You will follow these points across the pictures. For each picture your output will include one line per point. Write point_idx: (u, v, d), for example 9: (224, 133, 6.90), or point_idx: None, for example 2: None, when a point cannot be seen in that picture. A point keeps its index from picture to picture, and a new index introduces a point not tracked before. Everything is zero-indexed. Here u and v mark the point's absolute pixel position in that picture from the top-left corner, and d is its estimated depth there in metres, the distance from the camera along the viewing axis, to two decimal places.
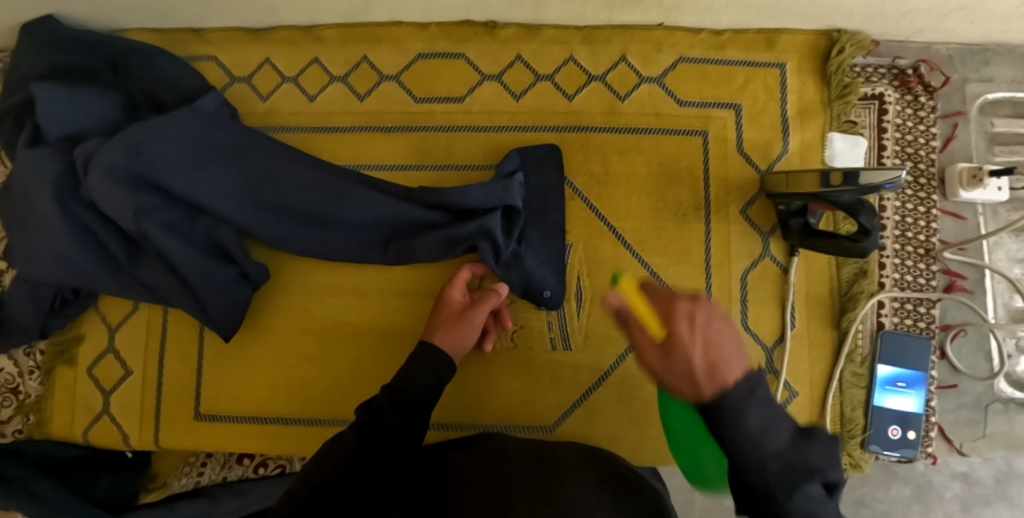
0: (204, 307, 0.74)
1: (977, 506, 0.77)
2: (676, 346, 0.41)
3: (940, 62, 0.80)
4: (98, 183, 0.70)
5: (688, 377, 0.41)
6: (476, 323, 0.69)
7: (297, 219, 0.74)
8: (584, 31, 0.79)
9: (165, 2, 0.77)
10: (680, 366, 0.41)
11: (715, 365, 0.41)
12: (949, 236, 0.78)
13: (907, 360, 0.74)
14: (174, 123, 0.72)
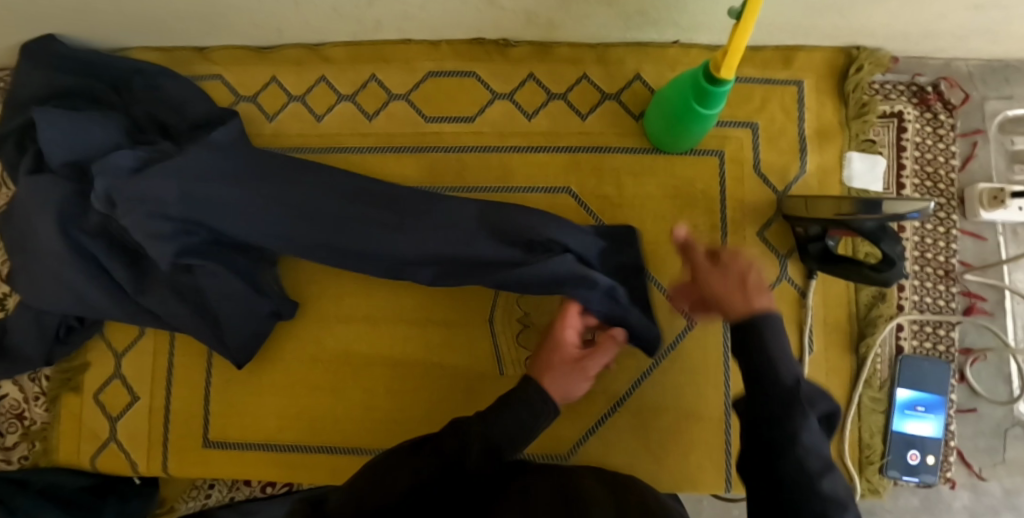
0: (220, 337, 0.73)
1: None
2: (736, 269, 0.53)
3: (961, 79, 0.79)
4: (137, 210, 0.65)
5: (740, 285, 0.52)
6: (589, 372, 0.69)
7: (345, 252, 0.68)
8: (597, 50, 0.78)
9: (169, 21, 0.75)
10: (740, 275, 0.53)
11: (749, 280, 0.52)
12: (970, 259, 0.77)
13: (926, 384, 0.73)
14: (189, 153, 0.68)
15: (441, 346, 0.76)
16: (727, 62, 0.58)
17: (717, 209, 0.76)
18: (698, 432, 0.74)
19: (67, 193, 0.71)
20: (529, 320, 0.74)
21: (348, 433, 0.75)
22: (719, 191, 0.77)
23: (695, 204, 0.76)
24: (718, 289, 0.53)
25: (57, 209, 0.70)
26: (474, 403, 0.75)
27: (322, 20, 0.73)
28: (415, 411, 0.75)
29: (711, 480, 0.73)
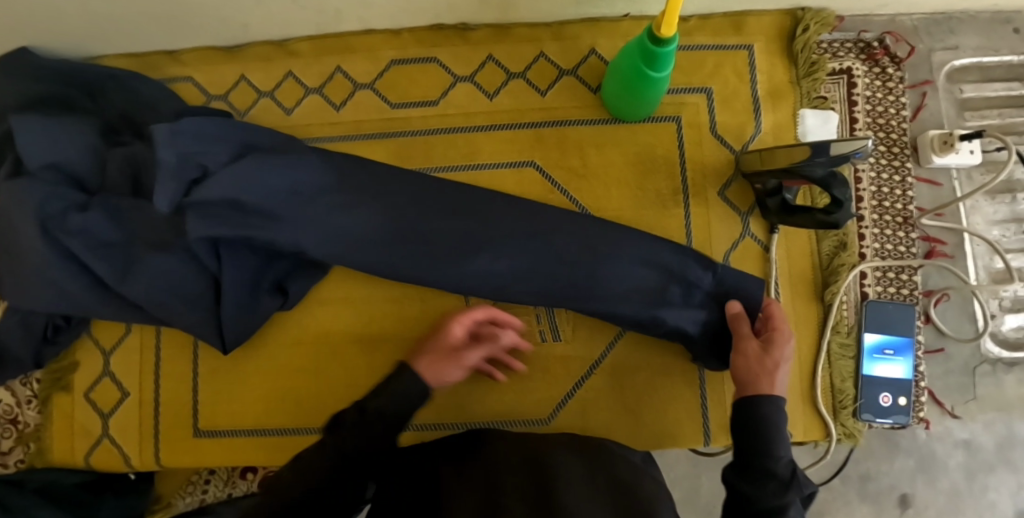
0: (221, 328, 0.75)
1: (981, 473, 0.78)
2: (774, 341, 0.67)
3: (906, 33, 0.82)
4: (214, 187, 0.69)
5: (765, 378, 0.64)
6: (465, 363, 0.69)
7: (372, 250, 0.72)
8: (553, 28, 0.81)
9: (137, 26, 0.77)
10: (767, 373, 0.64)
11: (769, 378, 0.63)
12: (926, 203, 0.79)
13: (892, 328, 0.75)
14: (256, 159, 0.71)
15: (419, 321, 0.78)
16: (668, 19, 0.60)
17: (678, 172, 0.79)
18: (674, 388, 0.76)
19: (43, 196, 0.73)
20: None
21: (333, 412, 0.77)
22: (679, 155, 0.79)
23: (656, 169, 0.79)
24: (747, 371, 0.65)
25: (36, 212, 0.72)
26: None
27: (285, 15, 0.76)
28: None
29: (690, 434, 0.76)
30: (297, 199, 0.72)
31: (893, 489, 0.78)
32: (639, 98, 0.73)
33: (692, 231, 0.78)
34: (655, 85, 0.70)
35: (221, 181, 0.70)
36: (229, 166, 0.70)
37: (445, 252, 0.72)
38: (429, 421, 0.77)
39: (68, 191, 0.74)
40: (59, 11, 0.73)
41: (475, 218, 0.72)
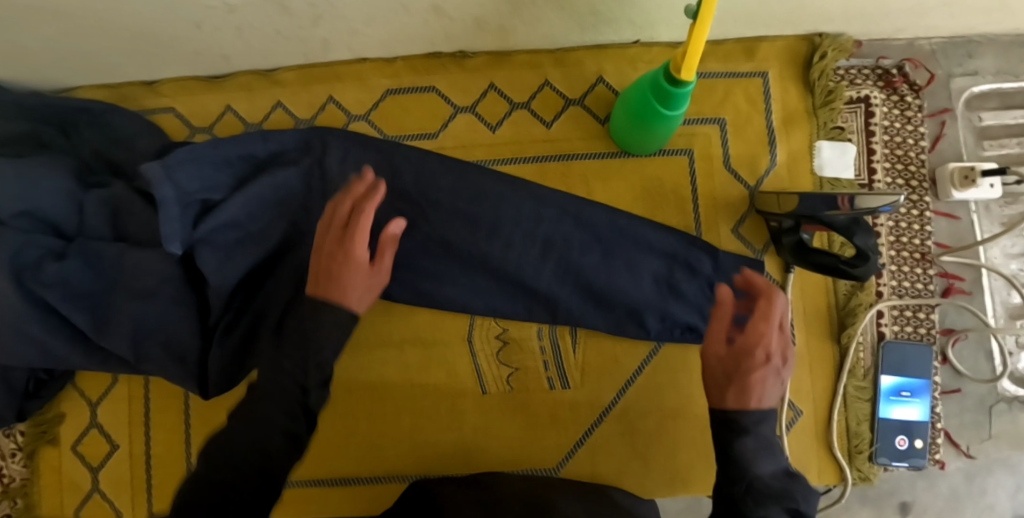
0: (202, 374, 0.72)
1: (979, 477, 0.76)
2: (744, 357, 0.54)
3: (925, 58, 0.78)
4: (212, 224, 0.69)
5: (726, 387, 0.55)
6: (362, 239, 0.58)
7: (399, 274, 0.73)
8: (556, 54, 0.76)
9: (109, 59, 0.72)
10: (732, 382, 0.55)
11: (752, 390, 0.54)
12: (945, 238, 0.77)
13: (908, 369, 0.73)
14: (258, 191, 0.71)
15: (421, 368, 0.75)
16: (688, 61, 0.56)
17: (690, 208, 0.75)
18: (688, 434, 0.74)
19: (21, 242, 0.68)
20: (507, 337, 0.74)
21: (331, 463, 0.74)
22: (691, 189, 0.75)
23: (667, 204, 0.75)
24: (716, 368, 0.56)
25: (10, 261, 0.68)
26: (458, 420, 0.74)
27: (269, 44, 0.71)
28: (400, 432, 0.74)
29: (705, 481, 0.74)
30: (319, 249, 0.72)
31: (891, 494, 0.76)
32: (647, 131, 0.69)
33: None
34: (667, 122, 0.66)
35: (236, 206, 0.70)
36: (241, 190, 0.70)
37: (459, 272, 0.72)
38: (433, 470, 0.74)
39: (44, 238, 0.70)
40: (23, 44, 0.67)
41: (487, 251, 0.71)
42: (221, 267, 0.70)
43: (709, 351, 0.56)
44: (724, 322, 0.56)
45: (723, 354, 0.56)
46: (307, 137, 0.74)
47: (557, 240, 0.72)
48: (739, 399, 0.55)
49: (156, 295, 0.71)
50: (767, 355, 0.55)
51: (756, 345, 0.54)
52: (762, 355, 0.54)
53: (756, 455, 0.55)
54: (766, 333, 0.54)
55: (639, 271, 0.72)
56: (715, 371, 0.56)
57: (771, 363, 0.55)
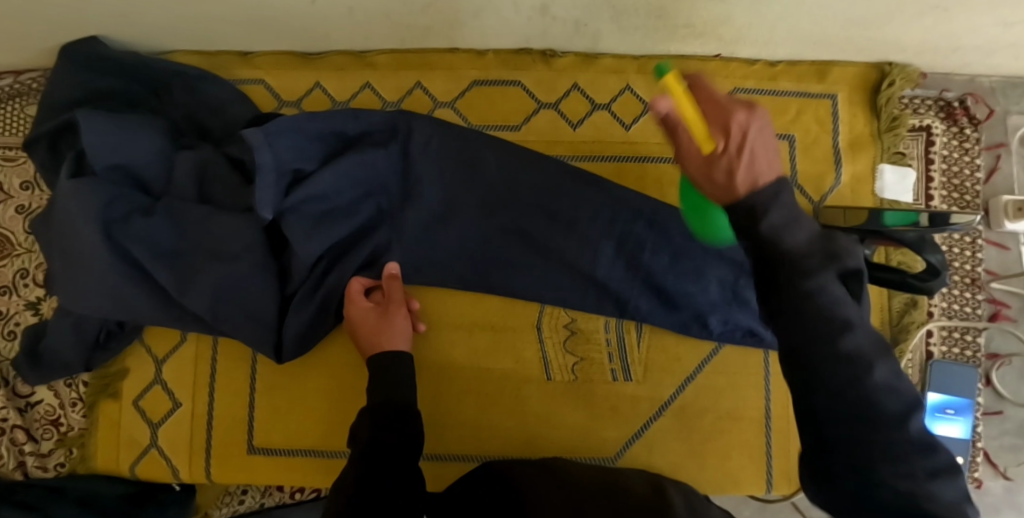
0: (278, 339, 0.75)
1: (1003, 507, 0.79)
2: (720, 150, 0.37)
3: (984, 95, 0.82)
4: (305, 192, 0.72)
5: (709, 175, 0.39)
6: None
7: (477, 259, 0.76)
8: (640, 61, 0.80)
9: (215, 26, 0.75)
10: (713, 167, 0.38)
11: (748, 165, 0.37)
12: (994, 267, 0.80)
13: (954, 388, 0.76)
14: (349, 165, 0.73)
15: (489, 351, 0.77)
16: None
17: None
18: (739, 436, 0.76)
19: (112, 195, 0.71)
20: (576, 327, 0.76)
21: None
22: None
23: None
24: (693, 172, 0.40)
25: (100, 213, 0.70)
26: (520, 406, 0.76)
27: (372, 26, 0.74)
28: (462, 413, 0.76)
29: (755, 482, 0.76)
30: (400, 229, 0.76)
31: None
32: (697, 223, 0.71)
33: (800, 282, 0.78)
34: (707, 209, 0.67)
35: (324, 180, 0.72)
36: (332, 166, 0.73)
37: (535, 260, 0.75)
38: (492, 451, 0.76)
39: (132, 193, 0.72)
40: (138, 5, 0.70)
41: (563, 242, 0.75)
42: (307, 237, 0.73)
43: (696, 175, 0.40)
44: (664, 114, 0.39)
45: (714, 171, 0.38)
46: (394, 121, 0.76)
47: (634, 238, 0.75)
48: (740, 180, 0.37)
49: (238, 258, 0.73)
50: (754, 155, 0.37)
51: (718, 115, 0.38)
52: (757, 164, 0.37)
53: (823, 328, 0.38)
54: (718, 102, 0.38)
55: (708, 276, 0.74)
56: (711, 182, 0.39)
57: (748, 118, 0.37)
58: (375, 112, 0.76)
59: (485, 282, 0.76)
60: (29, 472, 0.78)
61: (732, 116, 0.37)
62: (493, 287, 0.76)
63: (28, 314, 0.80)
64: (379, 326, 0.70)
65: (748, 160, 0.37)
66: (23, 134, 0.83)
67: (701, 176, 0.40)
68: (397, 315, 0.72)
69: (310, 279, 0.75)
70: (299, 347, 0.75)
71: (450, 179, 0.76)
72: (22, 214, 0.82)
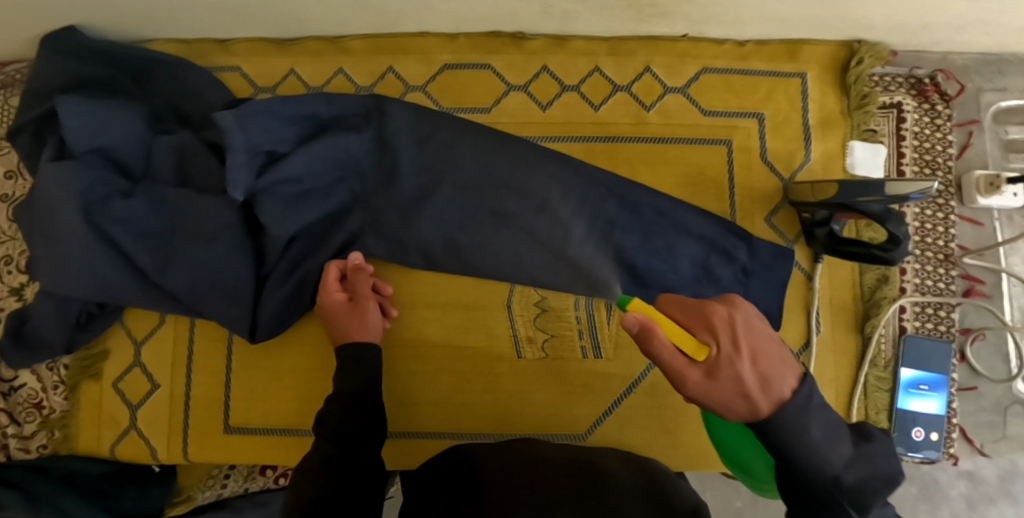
0: (254, 319, 0.76)
1: (982, 504, 0.83)
2: (722, 364, 0.42)
3: (957, 71, 0.82)
4: (279, 174, 0.73)
5: (727, 394, 0.42)
6: None
7: (448, 238, 0.76)
8: (609, 43, 0.80)
9: (191, 14, 0.76)
10: (728, 383, 0.41)
11: (757, 366, 0.42)
12: (967, 242, 0.80)
13: (929, 364, 0.76)
14: (322, 147, 0.74)
15: (462, 330, 0.77)
16: None
17: (727, 196, 0.79)
18: None
19: (93, 178, 0.72)
20: (546, 305, 0.77)
21: None
22: (728, 178, 0.79)
23: (706, 190, 0.79)
24: (703, 393, 0.42)
25: (80, 196, 0.71)
26: (492, 383, 0.77)
27: (343, 11, 0.75)
28: (433, 391, 0.77)
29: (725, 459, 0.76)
30: (375, 209, 0.77)
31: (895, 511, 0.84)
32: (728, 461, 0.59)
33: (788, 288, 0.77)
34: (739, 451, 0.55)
35: (296, 162, 0.73)
36: (305, 147, 0.74)
37: (507, 239, 0.76)
38: (465, 430, 0.77)
39: (112, 176, 0.74)
40: None
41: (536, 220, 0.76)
42: (281, 217, 0.74)
43: (709, 398, 0.42)
44: (661, 340, 0.43)
45: (726, 385, 0.42)
46: (367, 104, 0.77)
47: (604, 216, 0.76)
48: (759, 399, 0.41)
49: (215, 239, 0.74)
50: (756, 352, 0.42)
51: (705, 328, 0.44)
52: (763, 368, 0.41)
53: (831, 448, 0.41)
54: (712, 317, 0.44)
55: (678, 254, 0.75)
56: (729, 397, 0.42)
57: (727, 317, 0.43)
58: (348, 95, 0.77)
59: (457, 261, 0.76)
60: (11, 454, 0.80)
61: (720, 325, 0.43)
62: (464, 267, 0.76)
63: (12, 300, 0.82)
64: (351, 319, 0.71)
65: (751, 364, 0.42)
66: (7, 123, 0.85)
67: (717, 393, 0.42)
68: (369, 305, 0.72)
69: (286, 260, 0.76)
70: (273, 327, 0.76)
71: (422, 159, 0.77)
72: (6, 202, 0.84)
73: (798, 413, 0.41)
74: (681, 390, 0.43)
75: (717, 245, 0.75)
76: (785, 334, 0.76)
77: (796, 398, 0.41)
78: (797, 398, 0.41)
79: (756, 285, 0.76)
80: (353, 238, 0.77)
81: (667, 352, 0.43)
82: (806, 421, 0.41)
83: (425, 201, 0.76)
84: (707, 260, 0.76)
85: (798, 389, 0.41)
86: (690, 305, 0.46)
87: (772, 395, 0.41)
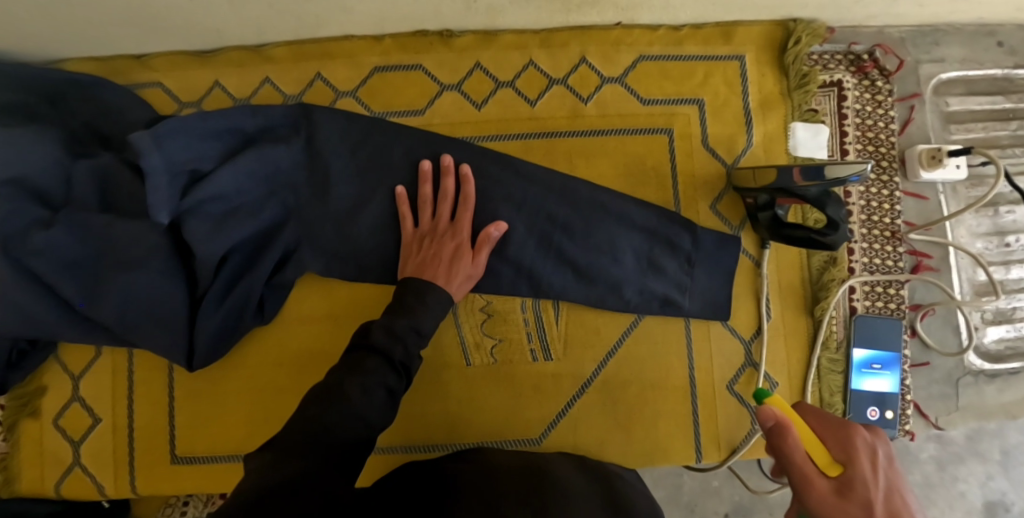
0: (190, 344, 0.73)
1: (951, 464, 0.81)
2: (856, 480, 0.46)
3: (894, 45, 0.82)
4: (205, 192, 0.69)
5: (858, 512, 0.44)
6: None
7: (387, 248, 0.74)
8: (541, 35, 0.78)
9: (100, 31, 0.73)
10: (858, 499, 0.45)
11: (892, 501, 0.45)
12: (913, 217, 0.80)
13: (881, 342, 0.76)
14: (250, 161, 0.71)
15: None
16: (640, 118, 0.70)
17: (669, 185, 0.77)
18: (666, 405, 0.76)
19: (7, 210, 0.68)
20: (491, 309, 0.75)
21: None
22: (670, 167, 0.77)
23: (647, 181, 0.77)
24: (829, 506, 0.45)
25: None
26: (442, 393, 0.75)
27: (259, 18, 0.72)
28: None
29: (682, 452, 0.75)
30: (310, 221, 0.74)
31: None
32: None
33: (737, 275, 0.76)
34: None
35: (223, 179, 0.70)
36: (230, 162, 0.70)
37: None
38: (417, 442, 0.75)
39: (30, 205, 0.70)
40: (13, 14, 0.68)
41: (476, 223, 0.74)
42: (209, 238, 0.70)
43: (835, 511, 0.45)
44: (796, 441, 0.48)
45: (854, 507, 0.45)
46: (293, 113, 0.74)
47: (548, 214, 0.73)
48: None
49: (142, 265, 0.71)
50: (889, 488, 0.46)
51: (843, 449, 0.49)
52: (895, 503, 0.45)
53: None
54: (853, 440, 0.49)
55: (622, 248, 0.74)
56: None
57: (869, 445, 0.49)
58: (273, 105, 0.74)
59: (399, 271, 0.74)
60: None
61: (861, 449, 0.49)
62: None
63: None
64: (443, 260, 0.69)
65: (883, 494, 0.45)
66: None
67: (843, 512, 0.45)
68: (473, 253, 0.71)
69: (220, 281, 0.73)
70: (212, 352, 0.74)
71: (355, 167, 0.74)
72: None
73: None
74: (805, 496, 0.47)
75: (662, 236, 0.74)
76: (734, 322, 0.76)
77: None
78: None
79: (703, 274, 0.75)
80: (290, 254, 0.74)
81: (801, 456, 0.48)
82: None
83: (361, 210, 0.74)
84: (654, 252, 0.74)
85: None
86: (831, 427, 0.52)
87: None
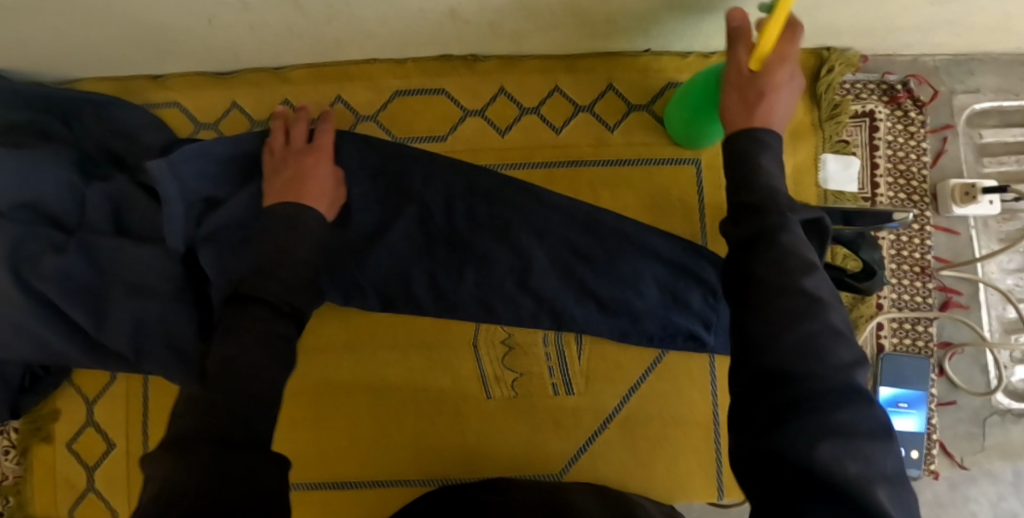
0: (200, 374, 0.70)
1: (964, 483, 0.78)
2: (761, 85, 0.54)
3: (928, 75, 0.79)
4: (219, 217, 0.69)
5: (747, 103, 0.54)
6: None
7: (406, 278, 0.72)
8: (567, 61, 0.76)
9: (116, 51, 0.71)
10: (752, 98, 0.54)
11: (768, 108, 0.54)
12: (944, 252, 0.79)
13: (908, 380, 0.75)
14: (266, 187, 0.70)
15: (426, 372, 0.75)
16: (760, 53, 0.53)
17: (696, 218, 0.76)
18: (688, 441, 0.75)
19: (19, 236, 0.67)
20: (513, 342, 0.74)
21: (333, 466, 0.75)
22: (697, 199, 0.76)
23: (673, 214, 0.75)
24: (729, 105, 0.56)
25: (8, 256, 0.66)
26: (459, 426, 0.74)
27: (278, 41, 0.70)
28: (401, 437, 0.75)
29: (704, 490, 0.75)
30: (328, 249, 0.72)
31: None
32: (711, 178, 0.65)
33: None
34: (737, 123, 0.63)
35: (239, 205, 0.70)
36: (244, 187, 0.70)
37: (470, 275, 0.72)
38: (434, 475, 0.74)
39: (44, 230, 0.69)
40: (26, 35, 0.66)
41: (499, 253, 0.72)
42: (222, 263, 0.69)
43: (728, 104, 0.56)
44: (746, 44, 0.55)
45: (736, 97, 0.55)
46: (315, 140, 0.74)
47: (574, 245, 0.71)
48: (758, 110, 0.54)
49: (157, 291, 0.70)
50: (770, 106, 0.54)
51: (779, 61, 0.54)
52: (772, 101, 0.54)
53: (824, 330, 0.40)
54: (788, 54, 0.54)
55: (647, 281, 0.71)
56: (737, 102, 0.55)
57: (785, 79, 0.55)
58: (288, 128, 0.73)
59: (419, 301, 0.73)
60: None
61: (797, 42, 0.54)
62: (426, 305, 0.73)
63: None
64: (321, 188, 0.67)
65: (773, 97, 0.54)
66: None
67: (734, 110, 0.55)
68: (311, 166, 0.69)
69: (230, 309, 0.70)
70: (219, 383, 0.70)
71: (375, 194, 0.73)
72: None
73: (797, 312, 0.40)
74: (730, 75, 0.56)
75: (688, 267, 0.71)
76: None
77: (828, 318, 0.40)
78: (831, 323, 0.40)
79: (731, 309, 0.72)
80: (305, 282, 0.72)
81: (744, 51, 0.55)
82: (811, 335, 0.39)
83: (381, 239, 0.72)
84: (681, 284, 0.71)
85: (831, 313, 0.40)
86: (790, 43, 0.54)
87: (784, 286, 0.41)
